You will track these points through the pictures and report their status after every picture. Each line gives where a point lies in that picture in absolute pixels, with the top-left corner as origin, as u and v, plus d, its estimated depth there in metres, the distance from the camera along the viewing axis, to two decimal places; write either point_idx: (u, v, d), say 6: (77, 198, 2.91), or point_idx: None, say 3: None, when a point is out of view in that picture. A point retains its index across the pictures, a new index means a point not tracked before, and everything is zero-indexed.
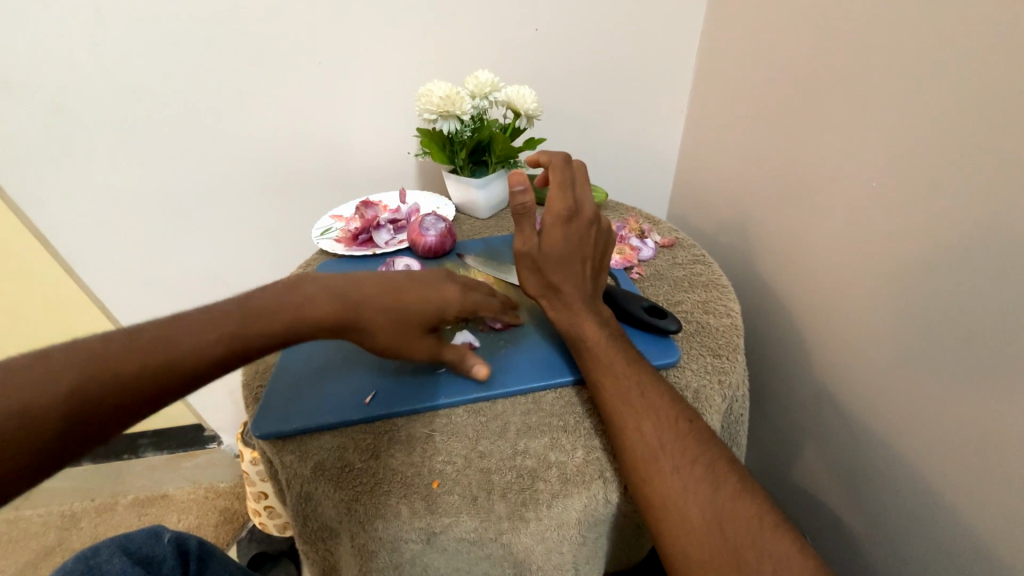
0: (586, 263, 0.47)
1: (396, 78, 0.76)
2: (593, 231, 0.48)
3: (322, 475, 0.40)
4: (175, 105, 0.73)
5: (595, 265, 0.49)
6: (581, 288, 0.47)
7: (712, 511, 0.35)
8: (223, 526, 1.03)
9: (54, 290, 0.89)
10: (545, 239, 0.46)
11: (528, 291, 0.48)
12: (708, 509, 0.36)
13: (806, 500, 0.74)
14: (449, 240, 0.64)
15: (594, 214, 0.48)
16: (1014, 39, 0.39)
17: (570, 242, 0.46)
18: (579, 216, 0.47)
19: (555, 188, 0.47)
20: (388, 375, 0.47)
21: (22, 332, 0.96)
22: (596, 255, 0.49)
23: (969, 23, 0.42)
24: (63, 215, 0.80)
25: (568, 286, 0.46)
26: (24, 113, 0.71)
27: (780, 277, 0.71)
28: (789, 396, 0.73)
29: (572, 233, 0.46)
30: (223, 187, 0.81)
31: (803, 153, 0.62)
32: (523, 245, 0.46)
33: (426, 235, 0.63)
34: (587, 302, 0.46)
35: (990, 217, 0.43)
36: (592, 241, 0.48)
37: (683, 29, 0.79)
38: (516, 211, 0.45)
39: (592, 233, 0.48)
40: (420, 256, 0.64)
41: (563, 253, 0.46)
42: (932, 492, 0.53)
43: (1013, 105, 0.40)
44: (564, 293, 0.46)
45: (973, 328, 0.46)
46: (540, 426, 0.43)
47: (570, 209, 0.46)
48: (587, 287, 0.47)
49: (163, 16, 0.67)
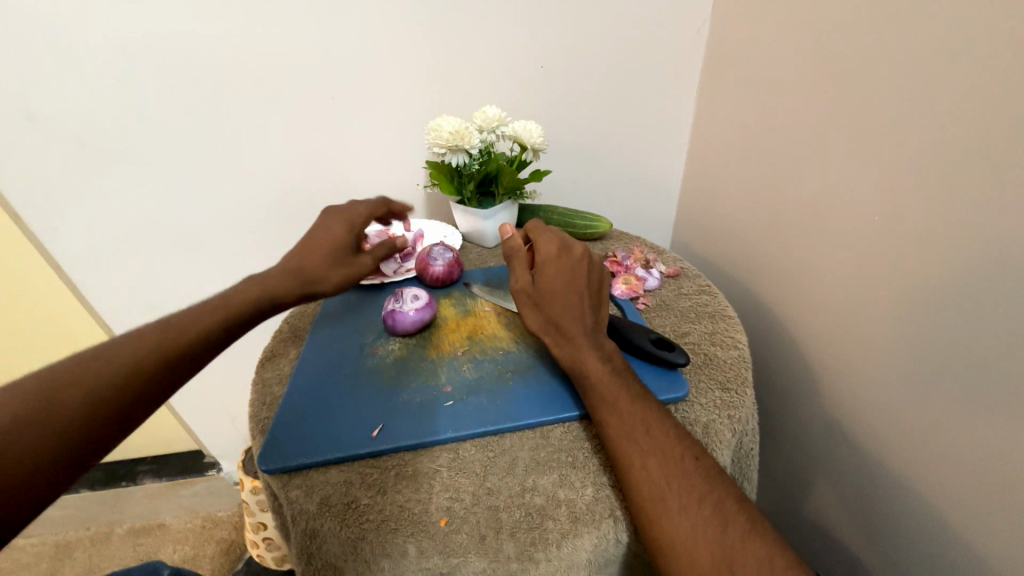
0: (584, 296, 0.48)
1: (409, 111, 0.79)
2: (586, 265, 0.49)
3: (328, 511, 0.40)
4: (190, 138, 0.76)
5: (596, 303, 0.49)
6: (583, 322, 0.47)
7: (723, 556, 0.34)
8: (219, 558, 1.01)
9: (56, 312, 0.90)
10: (537, 275, 0.48)
11: (530, 330, 0.48)
12: (720, 552, 0.35)
13: (817, 536, 0.72)
14: (432, 309, 0.56)
15: (583, 251, 0.50)
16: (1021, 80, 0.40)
17: (563, 277, 0.47)
18: (567, 254, 0.49)
19: (540, 234, 0.51)
20: (395, 409, 0.47)
21: (18, 364, 0.97)
22: (594, 290, 0.49)
23: (975, 64, 0.43)
24: (77, 244, 0.81)
25: (567, 319, 0.46)
26: (46, 145, 0.73)
27: (786, 307, 0.71)
28: (799, 427, 0.72)
29: (563, 268, 0.48)
30: (235, 216, 0.84)
31: (804, 185, 0.64)
32: (517, 283, 0.48)
33: (406, 309, 0.55)
34: (591, 336, 0.46)
35: (997, 256, 0.43)
36: (588, 278, 0.49)
37: (683, 65, 0.82)
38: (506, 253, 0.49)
39: (586, 268, 0.49)
40: (396, 333, 0.55)
41: (557, 285, 0.47)
42: (952, 533, 0.51)
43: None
44: (565, 326, 0.46)
45: (986, 365, 0.45)
46: (548, 462, 0.43)
47: (558, 248, 0.49)
48: (589, 321, 0.47)
49: (185, 54, 0.70)
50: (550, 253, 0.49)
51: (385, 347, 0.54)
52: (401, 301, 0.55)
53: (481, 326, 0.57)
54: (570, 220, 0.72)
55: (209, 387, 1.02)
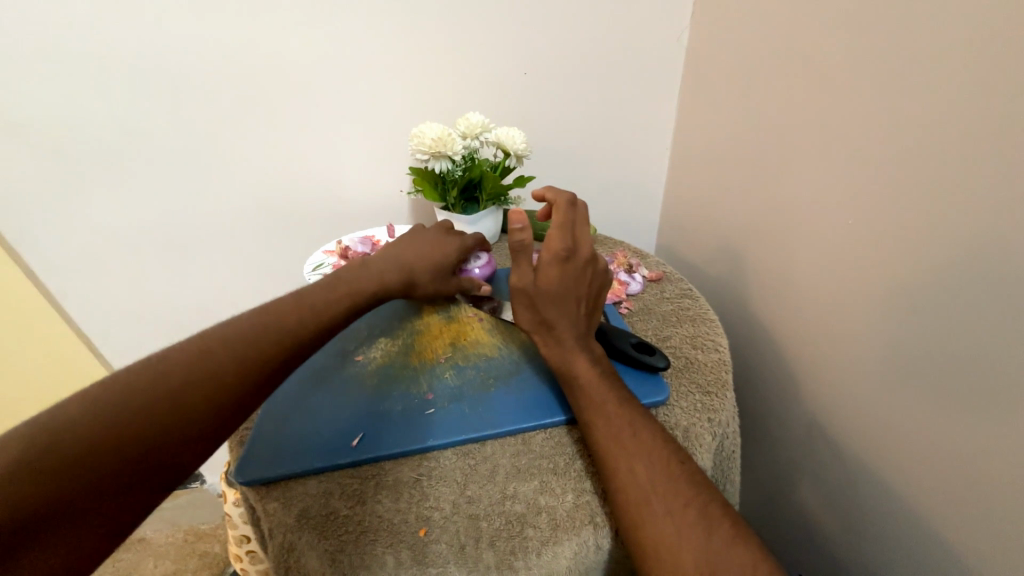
0: (581, 302, 0.48)
1: (395, 118, 0.79)
2: (589, 271, 0.49)
3: (306, 524, 0.39)
4: (173, 143, 0.75)
5: (592, 302, 0.50)
6: (575, 325, 0.47)
7: (707, 563, 0.34)
8: (201, 573, 0.99)
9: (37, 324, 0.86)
10: (541, 276, 0.47)
11: (522, 326, 0.48)
12: (700, 556, 0.35)
13: (801, 536, 0.73)
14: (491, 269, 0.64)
15: (590, 256, 0.49)
16: (996, 86, 0.41)
17: (567, 280, 0.47)
18: (577, 256, 0.48)
19: (554, 228, 0.48)
20: (376, 417, 0.46)
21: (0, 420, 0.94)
22: (591, 295, 0.49)
23: (952, 72, 0.44)
24: (52, 251, 0.79)
25: (562, 322, 0.47)
26: (19, 150, 0.71)
27: (768, 309, 0.72)
28: (783, 428, 0.73)
29: (568, 273, 0.47)
30: (218, 223, 0.83)
31: (785, 191, 0.65)
32: (519, 280, 0.47)
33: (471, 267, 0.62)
34: (580, 339, 0.46)
35: (973, 256, 0.44)
36: (587, 280, 0.49)
37: (666, 72, 0.84)
38: (514, 246, 0.46)
39: (588, 274, 0.49)
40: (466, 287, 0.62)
41: (559, 289, 0.47)
42: (933, 531, 0.52)
43: (996, 147, 0.42)
44: (557, 329, 0.46)
45: (964, 364, 0.47)
46: (529, 469, 0.43)
47: (569, 248, 0.48)
48: (580, 325, 0.47)
49: (168, 59, 0.69)
50: (560, 254, 0.47)
51: (367, 354, 0.54)
52: (468, 259, 0.62)
53: (464, 332, 0.56)
54: None
55: None
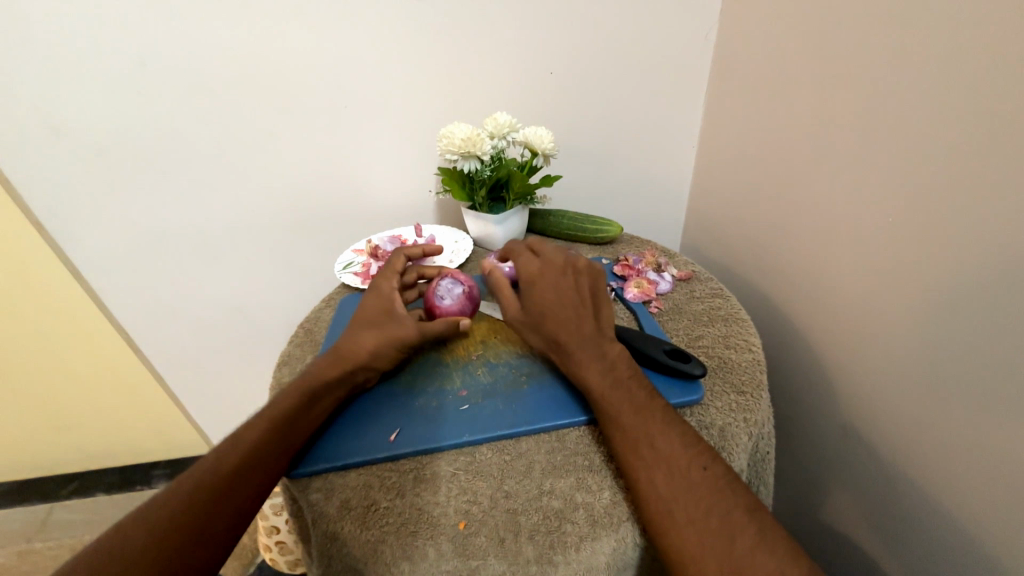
0: (576, 308, 0.50)
1: (423, 118, 0.80)
2: (566, 276, 0.53)
3: (348, 514, 0.40)
4: (206, 145, 0.77)
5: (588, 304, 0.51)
6: (578, 329, 0.48)
7: (734, 570, 0.33)
8: (231, 562, 1.02)
9: (70, 308, 0.89)
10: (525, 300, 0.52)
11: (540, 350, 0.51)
12: (726, 563, 0.34)
13: (832, 541, 0.71)
14: None
15: (562, 265, 0.54)
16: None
17: (548, 292, 0.52)
18: (549, 269, 0.54)
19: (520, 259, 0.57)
20: (412, 413, 0.47)
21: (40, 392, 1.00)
22: (585, 299, 0.51)
23: (985, 60, 0.42)
24: (95, 249, 0.83)
25: (564, 333, 0.48)
26: (62, 152, 0.74)
27: (797, 310, 0.70)
28: (812, 430, 0.72)
29: (546, 285, 0.52)
30: (250, 222, 0.85)
31: (813, 189, 0.64)
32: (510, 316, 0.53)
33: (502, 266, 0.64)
34: (592, 341, 0.47)
35: (1007, 255, 0.43)
36: (569, 286, 0.52)
37: (691, 68, 0.82)
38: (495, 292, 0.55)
39: (569, 280, 0.53)
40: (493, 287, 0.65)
41: (545, 303, 0.51)
42: (971, 538, 0.50)
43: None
44: (564, 340, 0.48)
45: (1001, 367, 0.45)
46: (565, 465, 0.43)
47: (538, 267, 0.54)
48: (585, 330, 0.48)
49: (202, 63, 0.71)
50: (532, 274, 0.54)
51: None
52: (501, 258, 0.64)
53: (494, 331, 0.57)
54: (580, 225, 0.75)
55: (222, 389, 1.04)
